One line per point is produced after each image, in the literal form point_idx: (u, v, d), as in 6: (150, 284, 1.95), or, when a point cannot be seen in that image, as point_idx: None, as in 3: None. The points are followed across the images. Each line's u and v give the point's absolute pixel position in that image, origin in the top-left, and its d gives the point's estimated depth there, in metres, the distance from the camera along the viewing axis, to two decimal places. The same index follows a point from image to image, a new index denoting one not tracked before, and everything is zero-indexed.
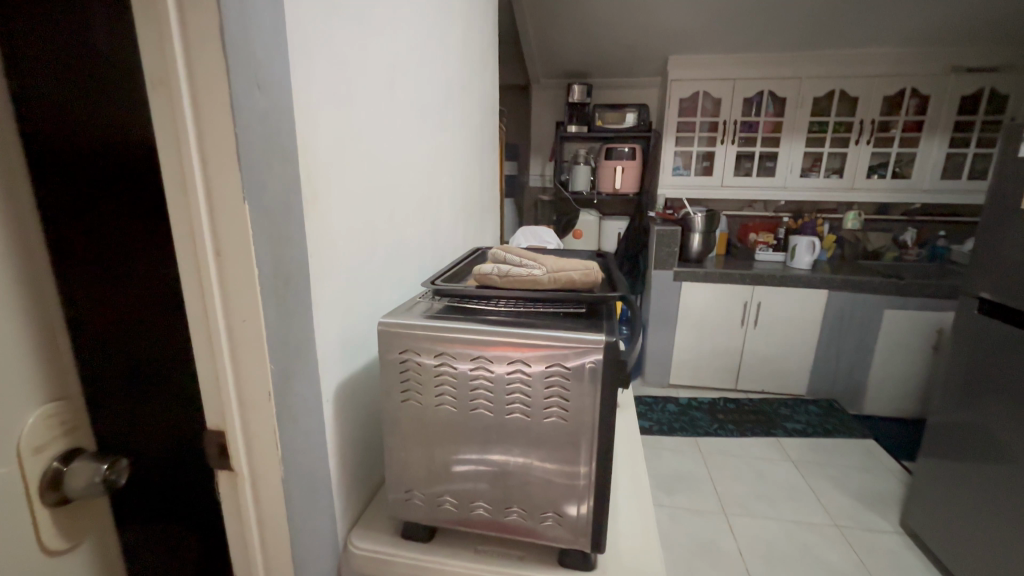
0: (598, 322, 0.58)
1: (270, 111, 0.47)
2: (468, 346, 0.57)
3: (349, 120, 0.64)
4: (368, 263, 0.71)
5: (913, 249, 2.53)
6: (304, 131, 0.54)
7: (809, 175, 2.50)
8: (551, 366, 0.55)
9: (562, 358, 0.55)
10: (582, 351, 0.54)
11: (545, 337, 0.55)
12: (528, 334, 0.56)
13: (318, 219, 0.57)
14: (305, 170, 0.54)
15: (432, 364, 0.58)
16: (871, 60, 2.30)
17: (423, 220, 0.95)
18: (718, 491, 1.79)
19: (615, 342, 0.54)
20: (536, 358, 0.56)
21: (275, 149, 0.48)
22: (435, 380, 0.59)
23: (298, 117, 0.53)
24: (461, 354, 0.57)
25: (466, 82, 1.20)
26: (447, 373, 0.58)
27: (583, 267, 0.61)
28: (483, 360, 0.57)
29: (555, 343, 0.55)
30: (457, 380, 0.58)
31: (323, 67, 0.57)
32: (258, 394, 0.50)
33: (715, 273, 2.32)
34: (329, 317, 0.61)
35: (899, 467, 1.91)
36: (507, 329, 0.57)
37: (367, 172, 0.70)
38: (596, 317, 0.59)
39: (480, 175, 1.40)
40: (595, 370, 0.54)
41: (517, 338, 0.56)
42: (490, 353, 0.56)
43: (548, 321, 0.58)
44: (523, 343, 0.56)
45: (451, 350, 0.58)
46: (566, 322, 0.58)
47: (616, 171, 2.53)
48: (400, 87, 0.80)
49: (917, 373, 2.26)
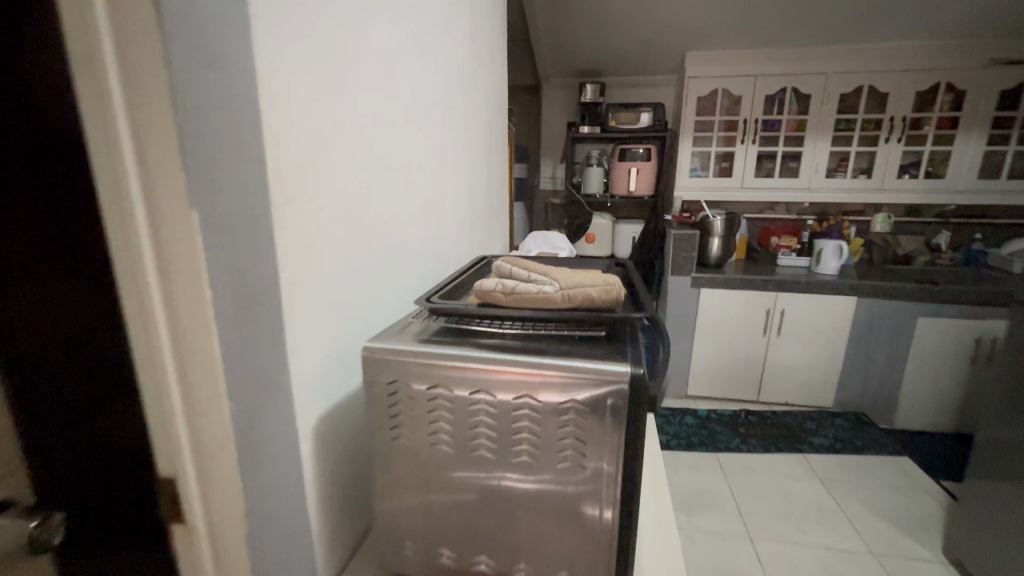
0: (620, 348, 0.49)
1: (230, 100, 0.39)
2: (468, 377, 0.48)
3: (335, 114, 0.56)
4: (360, 275, 0.63)
5: (947, 253, 2.35)
6: (275, 123, 0.46)
7: (835, 176, 2.37)
8: (564, 402, 0.47)
9: (577, 393, 0.46)
10: (601, 385, 0.45)
11: (559, 366, 0.47)
12: (539, 363, 0.47)
13: (294, 228, 0.49)
14: (278, 170, 0.46)
15: (424, 398, 0.50)
16: (902, 53, 2.17)
17: (425, 225, 0.87)
18: (741, 511, 1.68)
19: (641, 373, 0.45)
20: (547, 389, 0.47)
21: (235, 146, 0.40)
22: (428, 417, 0.50)
23: (268, 107, 0.45)
24: (458, 387, 0.49)
25: (473, 76, 1.12)
26: (443, 409, 0.50)
27: (602, 281, 0.52)
28: (486, 394, 0.48)
29: (572, 373, 0.46)
30: (453, 416, 0.50)
31: (305, 52, 0.49)
32: (215, 437, 0.42)
33: (736, 279, 2.21)
34: (309, 339, 0.52)
35: (937, 488, 1.77)
36: (515, 356, 0.48)
37: (358, 172, 0.62)
38: (618, 342, 0.51)
39: (488, 177, 1.31)
40: (617, 407, 0.46)
41: (524, 368, 0.47)
42: (494, 386, 0.48)
43: (563, 348, 0.49)
44: (531, 375, 0.47)
45: (448, 382, 0.49)
46: (582, 348, 0.49)
47: (630, 172, 2.44)
48: (397, 79, 0.72)
49: (952, 385, 2.12)
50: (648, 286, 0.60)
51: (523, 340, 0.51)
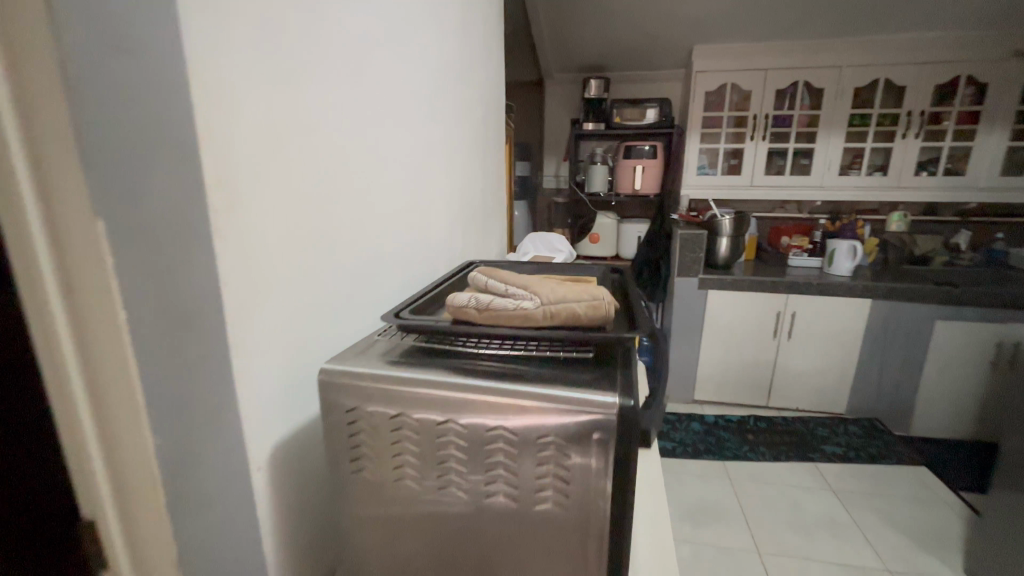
0: (612, 373, 0.44)
1: (154, 90, 0.34)
2: (436, 406, 0.43)
3: (291, 109, 0.50)
4: (326, 286, 0.58)
5: (967, 253, 2.25)
6: (218, 118, 0.40)
7: (849, 173, 2.28)
8: (543, 435, 0.41)
9: (558, 425, 0.41)
10: (584, 418, 0.40)
11: (540, 395, 0.41)
12: (517, 390, 0.42)
13: (243, 237, 0.44)
14: (220, 171, 0.41)
15: (387, 427, 0.44)
16: (919, 45, 2.08)
17: (408, 230, 0.81)
18: (750, 524, 1.60)
19: (634, 404, 0.40)
20: (525, 420, 0.41)
21: (162, 147, 0.35)
22: (392, 448, 0.45)
23: (207, 100, 0.39)
24: (424, 416, 0.43)
25: (464, 71, 1.07)
26: (408, 440, 0.44)
27: (589, 295, 0.46)
28: (456, 425, 0.43)
29: (553, 403, 0.40)
30: (420, 449, 0.44)
31: (257, 37, 0.45)
32: (139, 478, 0.37)
33: (745, 280, 2.13)
34: (264, 359, 0.47)
35: (957, 500, 1.68)
36: (491, 382, 0.43)
37: (322, 173, 0.56)
38: (607, 366, 0.45)
39: (483, 177, 1.26)
40: (604, 444, 0.40)
41: (498, 395, 0.42)
42: (465, 416, 0.43)
43: (547, 374, 0.44)
44: (506, 404, 0.42)
45: (412, 411, 0.44)
46: (566, 374, 0.43)
47: (636, 171, 2.37)
48: (371, 72, 0.67)
49: (973, 391, 2.02)
50: (644, 300, 0.54)
51: (502, 363, 0.46)
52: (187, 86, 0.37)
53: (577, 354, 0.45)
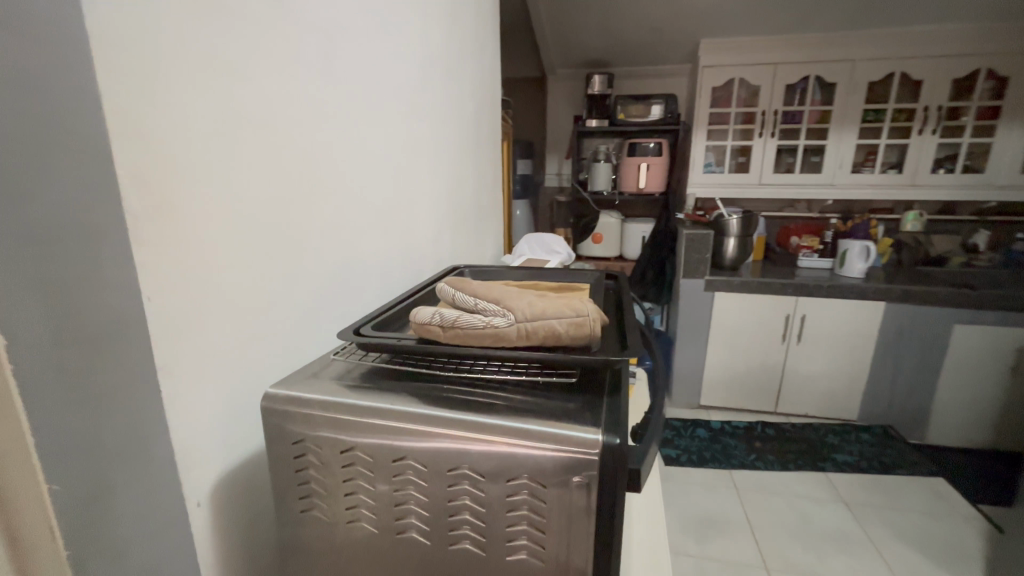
0: (597, 402, 0.38)
1: (50, 81, 0.29)
2: (392, 439, 0.38)
3: (245, 102, 0.46)
4: (288, 295, 0.53)
5: (985, 254, 2.15)
6: (146, 110, 0.35)
7: (862, 171, 2.20)
8: (512, 478, 0.36)
9: (530, 466, 0.35)
10: (560, 459, 0.34)
11: (509, 429, 0.35)
12: (484, 423, 0.36)
13: (180, 245, 0.39)
14: (148, 171, 0.36)
15: (338, 462, 0.39)
16: (937, 38, 1.98)
17: (389, 233, 0.76)
18: (756, 538, 1.54)
19: (621, 440, 0.34)
20: (492, 458, 0.36)
21: (58, 146, 0.30)
22: (344, 486, 0.39)
23: (131, 90, 0.34)
24: (378, 451, 0.38)
25: (455, 62, 1.01)
26: (361, 477, 0.39)
27: (570, 310, 0.40)
28: (413, 462, 0.38)
29: (524, 439, 0.35)
30: (375, 487, 0.39)
31: (203, 18, 0.40)
32: (38, 529, 0.32)
33: (752, 282, 2.06)
34: (208, 379, 0.42)
35: (976, 514, 1.60)
36: (454, 412, 0.37)
37: (283, 173, 0.52)
38: (591, 394, 0.39)
39: (476, 175, 1.20)
40: (585, 487, 0.34)
41: (462, 428, 0.36)
42: (425, 452, 0.37)
43: (522, 402, 0.38)
44: (470, 439, 0.36)
45: (365, 445, 0.38)
46: (542, 404, 0.38)
47: (640, 169, 2.30)
48: (346, 64, 0.62)
49: (993, 399, 1.94)
50: (637, 313, 0.48)
51: (472, 389, 0.40)
52: (97, 74, 0.32)
53: (557, 379, 0.39)
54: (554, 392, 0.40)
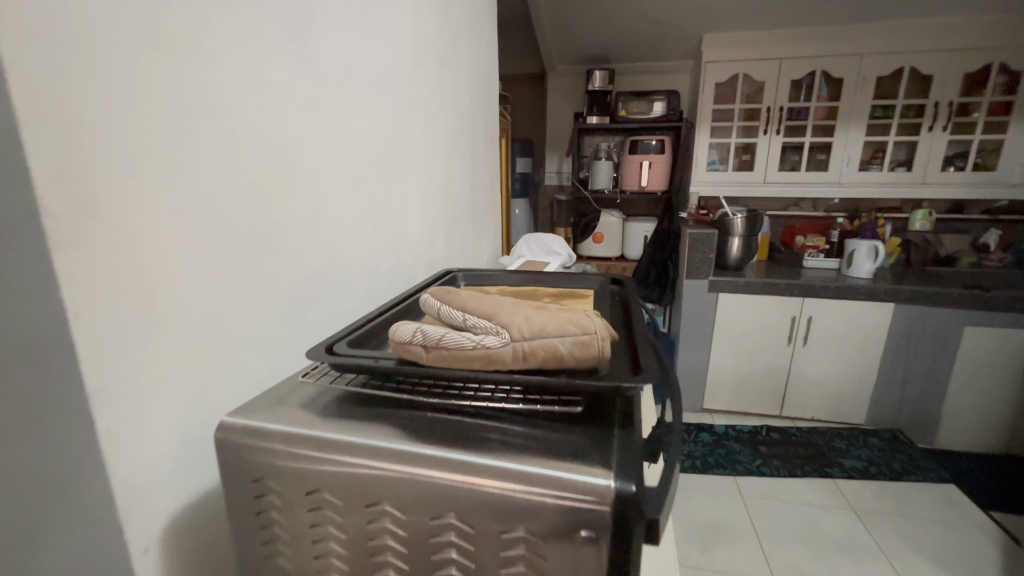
0: (608, 435, 0.32)
1: None
2: (364, 480, 0.32)
3: (204, 86, 0.40)
4: (256, 302, 0.48)
5: (997, 254, 2.08)
6: (73, 91, 0.30)
7: (869, 169, 2.14)
8: (507, 529, 0.30)
9: (529, 518, 0.29)
10: (565, 510, 0.29)
11: (502, 469, 0.30)
12: (472, 461, 0.31)
13: (118, 247, 0.34)
14: (82, 165, 0.31)
15: (305, 504, 0.34)
16: (948, 31, 1.92)
17: (377, 233, 0.71)
18: (764, 547, 1.48)
19: (639, 488, 0.28)
20: (482, 502, 0.30)
21: None
22: (312, 531, 0.34)
23: (52, 67, 0.29)
24: (349, 496, 0.33)
25: (449, 53, 0.95)
26: (331, 523, 0.34)
27: (574, 327, 0.34)
28: (391, 507, 0.32)
29: (519, 482, 0.29)
30: (347, 534, 0.33)
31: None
32: None
33: (758, 283, 2.01)
34: (157, 402, 0.37)
35: (991, 523, 1.55)
36: (438, 448, 0.32)
37: (251, 168, 0.46)
38: (601, 426, 0.33)
39: (471, 173, 1.14)
40: (595, 543, 0.29)
41: (449, 471, 0.31)
42: (405, 497, 0.32)
43: (520, 434, 0.33)
44: (458, 484, 0.30)
45: (334, 489, 0.33)
46: (542, 438, 0.32)
47: (642, 166, 2.24)
48: (327, 51, 0.57)
49: (1004, 403, 1.88)
50: (648, 327, 0.43)
51: (461, 417, 0.35)
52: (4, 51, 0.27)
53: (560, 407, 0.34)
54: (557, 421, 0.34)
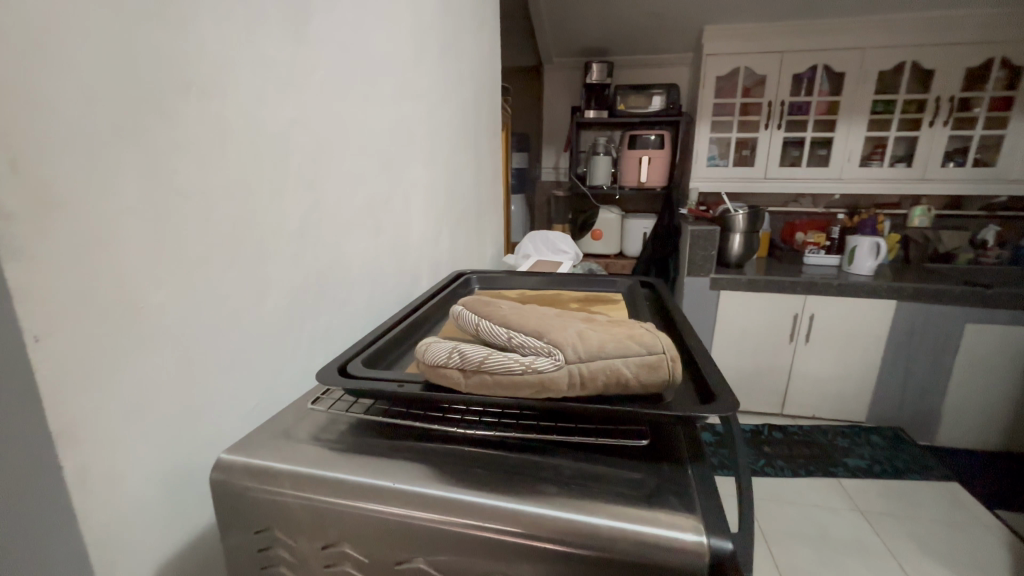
0: (677, 472, 0.34)
1: None
2: (373, 530, 0.34)
3: (187, 64, 0.35)
4: (251, 312, 0.43)
5: (994, 250, 2.07)
6: (15, 64, 0.25)
7: (870, 165, 2.12)
8: (510, 557, 0.32)
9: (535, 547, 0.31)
10: (567, 541, 0.31)
11: (558, 518, 0.31)
12: (525, 509, 0.31)
13: (78, 251, 0.29)
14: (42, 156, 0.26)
15: (312, 537, 0.35)
16: (951, 24, 1.90)
17: (379, 232, 0.66)
18: (772, 552, 1.44)
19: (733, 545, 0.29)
20: (513, 549, 0.32)
21: None
22: (319, 561, 0.36)
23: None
24: (357, 544, 0.34)
25: (449, 35, 0.88)
26: (336, 553, 0.35)
27: (637, 347, 0.34)
28: (397, 539, 0.34)
29: (575, 532, 0.30)
30: (354, 563, 0.35)
31: None
32: None
33: (760, 280, 1.97)
34: (135, 437, 0.33)
35: (996, 522, 1.54)
36: (481, 494, 0.32)
37: (243, 159, 0.41)
38: (666, 462, 0.35)
39: (473, 165, 1.07)
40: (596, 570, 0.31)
41: (455, 503, 0.32)
42: (416, 543, 0.33)
43: (572, 471, 0.34)
44: (464, 517, 0.32)
45: (342, 536, 0.34)
46: (551, 471, 0.34)
47: (641, 162, 2.20)
48: (323, 29, 0.51)
49: (1004, 399, 1.88)
50: (707, 355, 0.43)
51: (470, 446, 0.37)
52: None
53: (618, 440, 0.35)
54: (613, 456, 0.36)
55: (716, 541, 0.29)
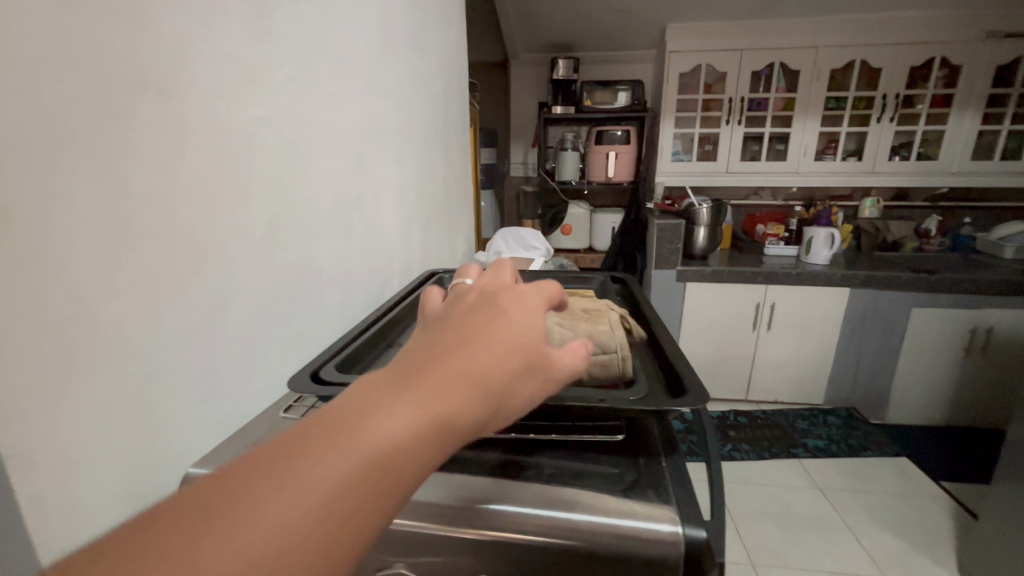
0: (653, 466, 0.36)
1: None
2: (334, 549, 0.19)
3: (138, 61, 0.33)
4: (214, 319, 0.41)
5: (936, 238, 2.21)
6: None
7: (824, 159, 2.22)
8: (493, 555, 0.33)
9: (516, 546, 0.33)
10: (548, 540, 0.32)
11: (538, 518, 0.32)
12: (507, 510, 0.33)
13: (8, 266, 0.26)
14: None
15: None
16: (897, 25, 2.00)
17: (349, 233, 0.64)
18: (741, 534, 1.48)
19: (707, 535, 0.31)
20: (493, 548, 0.33)
21: None
22: None
23: None
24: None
25: (416, 29, 0.86)
26: None
27: (596, 347, 0.41)
28: (382, 546, 0.35)
29: (558, 529, 0.32)
30: None
31: None
32: None
33: (723, 271, 2.03)
34: (89, 462, 0.31)
35: (942, 493, 1.65)
36: (462, 498, 0.34)
37: (203, 162, 0.39)
38: (636, 455, 0.37)
39: (444, 164, 1.07)
40: (578, 562, 0.32)
41: (437, 509, 0.34)
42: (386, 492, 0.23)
43: (553, 470, 0.35)
44: (447, 524, 0.33)
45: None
46: (532, 471, 0.35)
47: (609, 157, 2.23)
48: (286, 24, 0.49)
49: (945, 378, 2.02)
50: (678, 349, 0.44)
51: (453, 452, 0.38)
52: None
53: (595, 436, 0.37)
54: (591, 452, 0.38)
55: (691, 532, 0.31)
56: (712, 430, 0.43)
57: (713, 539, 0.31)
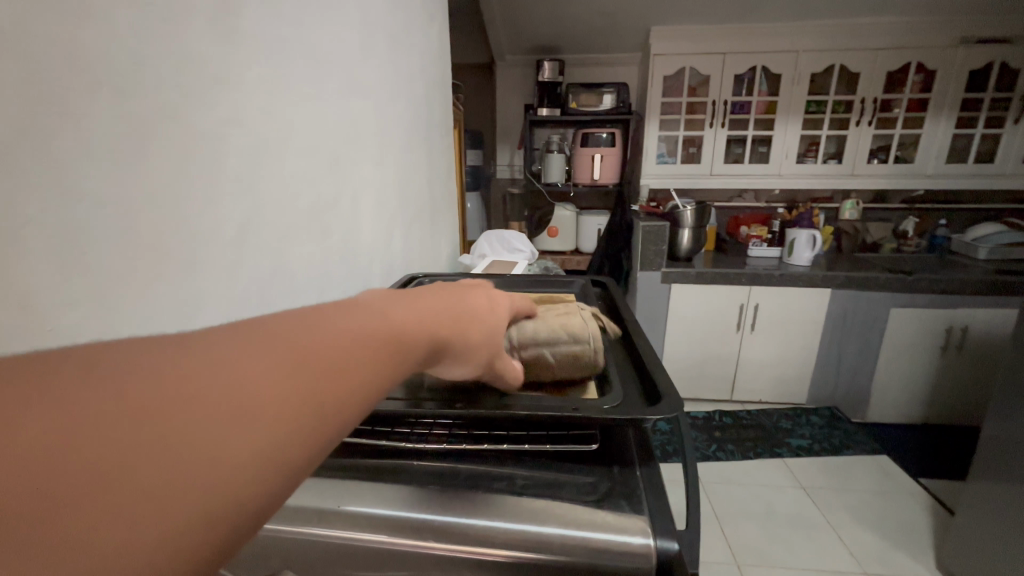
0: (627, 475, 0.36)
1: None
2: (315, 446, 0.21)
3: (99, 59, 0.32)
4: (184, 325, 0.40)
5: (914, 239, 2.27)
6: None
7: (805, 162, 2.25)
8: (464, 568, 0.34)
9: (487, 559, 0.33)
10: (519, 552, 0.33)
11: (510, 531, 0.33)
12: (478, 523, 0.33)
13: None
14: None
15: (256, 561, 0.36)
16: (876, 30, 2.03)
17: (326, 236, 0.63)
18: (725, 534, 1.49)
19: (678, 547, 0.31)
20: (465, 560, 0.33)
21: None
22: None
23: None
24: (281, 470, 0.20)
25: (396, 27, 0.85)
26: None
27: (567, 337, 0.42)
28: (353, 559, 0.35)
29: (530, 541, 0.33)
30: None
31: None
32: None
33: (707, 272, 2.05)
34: None
35: (920, 490, 1.68)
36: (434, 511, 0.34)
37: (170, 164, 0.38)
38: (611, 464, 0.37)
39: (426, 166, 1.05)
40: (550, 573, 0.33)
41: (408, 524, 0.34)
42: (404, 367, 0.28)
43: (525, 481, 0.36)
44: (418, 538, 0.34)
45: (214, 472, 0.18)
46: (505, 483, 0.36)
47: (594, 159, 2.23)
48: (258, 23, 0.48)
49: (923, 377, 2.06)
50: (655, 355, 0.45)
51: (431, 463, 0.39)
52: None
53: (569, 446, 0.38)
54: (566, 462, 0.38)
55: (662, 543, 0.31)
56: (691, 435, 0.44)
57: (685, 549, 0.31)
